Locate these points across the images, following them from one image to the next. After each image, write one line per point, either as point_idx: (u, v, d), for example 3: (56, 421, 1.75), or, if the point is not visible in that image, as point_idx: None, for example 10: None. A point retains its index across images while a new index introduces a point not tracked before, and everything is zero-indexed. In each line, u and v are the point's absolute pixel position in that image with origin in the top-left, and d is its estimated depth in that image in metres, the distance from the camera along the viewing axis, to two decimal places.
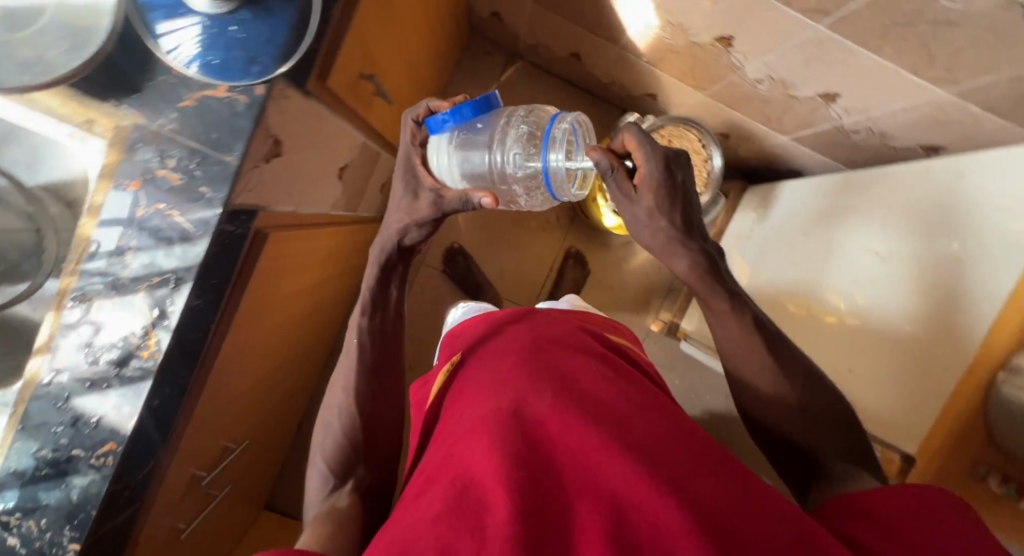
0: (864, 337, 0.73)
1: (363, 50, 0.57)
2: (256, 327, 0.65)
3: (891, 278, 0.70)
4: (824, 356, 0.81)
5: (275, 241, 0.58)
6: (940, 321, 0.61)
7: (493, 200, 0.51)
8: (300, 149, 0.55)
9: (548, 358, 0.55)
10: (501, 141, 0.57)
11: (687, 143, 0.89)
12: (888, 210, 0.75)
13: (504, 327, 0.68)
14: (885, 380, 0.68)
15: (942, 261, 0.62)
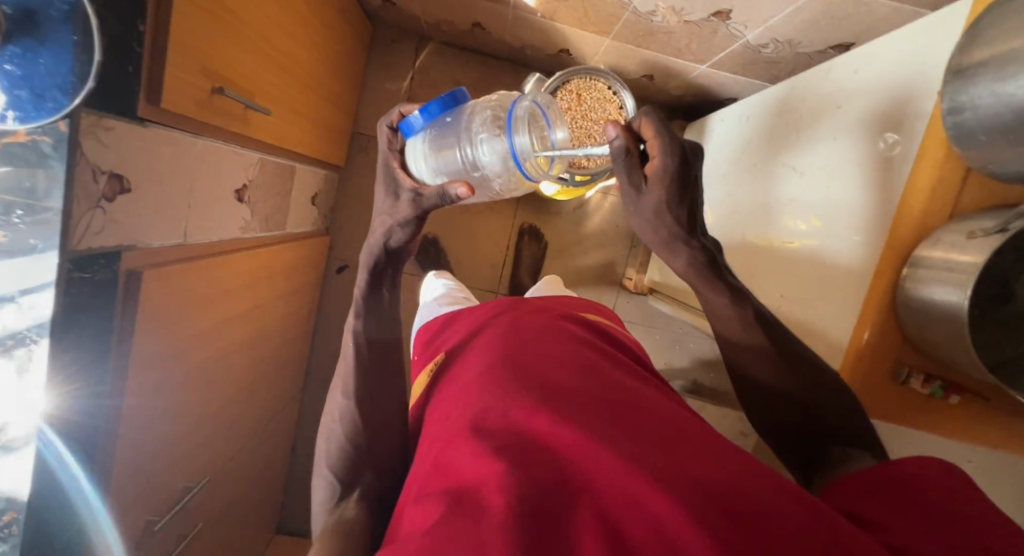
0: (793, 268, 0.62)
1: (207, 65, 0.55)
2: (178, 366, 0.63)
3: (819, 190, 0.60)
4: (757, 296, 0.70)
5: (168, 276, 0.57)
6: (874, 228, 0.50)
7: (468, 188, 0.43)
8: (162, 178, 0.54)
9: (529, 333, 0.47)
10: (476, 132, 0.51)
11: (596, 93, 0.84)
12: (812, 114, 0.65)
13: (475, 316, 0.60)
14: (810, 314, 0.57)
15: (872, 158, 0.52)
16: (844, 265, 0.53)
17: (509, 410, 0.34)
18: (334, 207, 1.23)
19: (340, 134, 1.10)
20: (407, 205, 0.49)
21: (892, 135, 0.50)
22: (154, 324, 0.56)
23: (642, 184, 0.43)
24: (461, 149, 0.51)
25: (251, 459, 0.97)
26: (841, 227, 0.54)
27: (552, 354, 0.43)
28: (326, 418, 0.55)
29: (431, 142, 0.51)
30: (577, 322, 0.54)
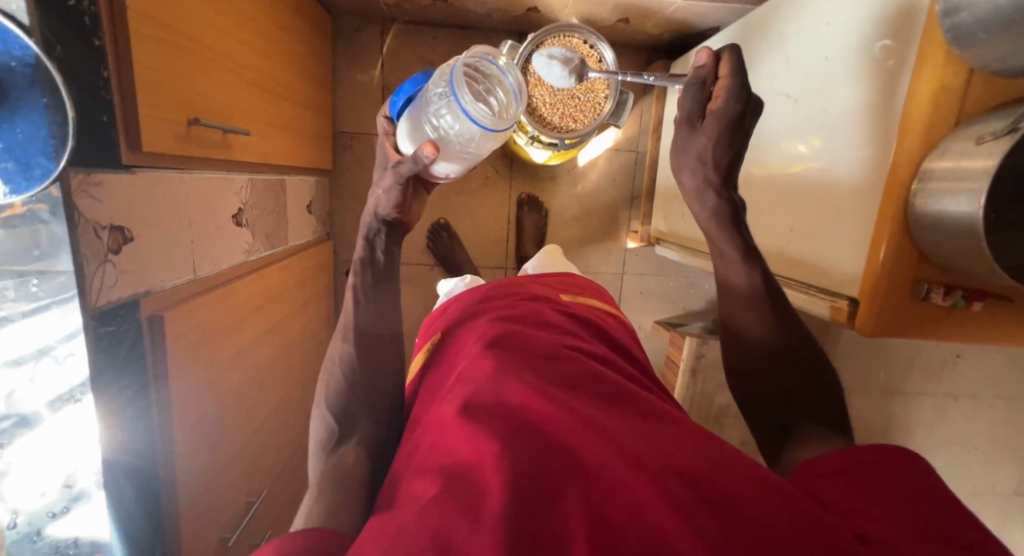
0: (795, 197, 0.61)
1: (176, 96, 0.54)
2: (216, 394, 0.66)
3: (815, 114, 0.58)
4: (756, 227, 0.70)
5: (188, 314, 0.58)
6: (874, 145, 0.49)
7: (432, 148, 0.46)
8: (160, 218, 0.54)
9: (516, 322, 0.48)
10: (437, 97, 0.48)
11: (572, 51, 0.80)
12: (796, 35, 0.63)
13: (463, 306, 0.60)
14: (818, 241, 0.57)
15: (869, 71, 0.50)
16: (849, 186, 0.52)
17: (506, 394, 0.35)
18: (331, 210, 1.22)
19: (323, 136, 1.08)
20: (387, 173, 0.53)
21: (881, 42, 0.48)
22: (183, 362, 0.57)
23: (699, 122, 0.47)
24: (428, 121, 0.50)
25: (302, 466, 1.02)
26: (843, 147, 0.53)
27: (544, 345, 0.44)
28: (326, 370, 0.63)
29: (407, 119, 0.53)
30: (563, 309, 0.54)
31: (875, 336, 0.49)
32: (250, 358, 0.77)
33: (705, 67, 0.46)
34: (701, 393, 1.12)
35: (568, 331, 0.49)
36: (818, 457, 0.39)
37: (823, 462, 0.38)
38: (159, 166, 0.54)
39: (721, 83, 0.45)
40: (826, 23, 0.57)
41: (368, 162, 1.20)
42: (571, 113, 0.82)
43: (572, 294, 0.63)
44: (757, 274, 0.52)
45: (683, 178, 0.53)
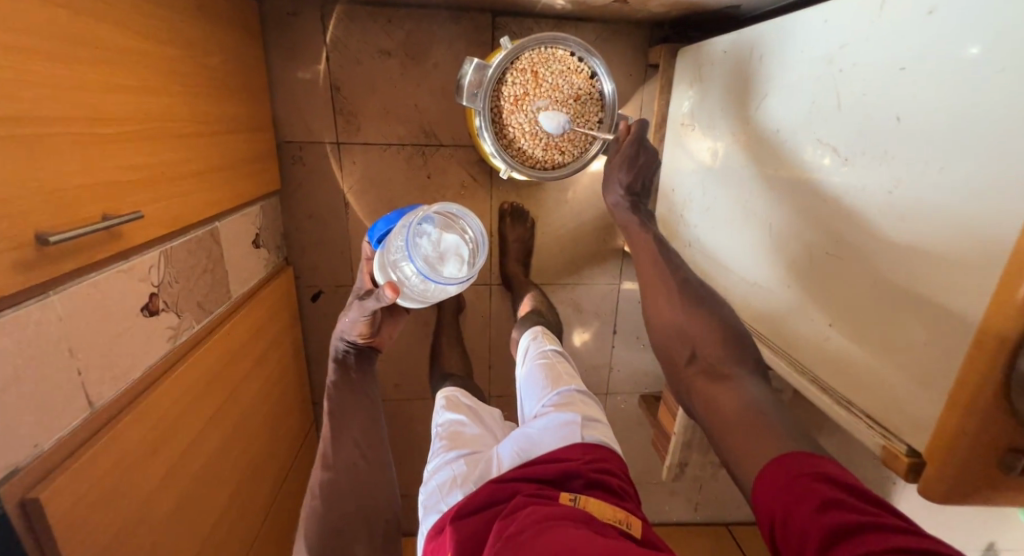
0: (878, 269, 0.50)
1: (13, 210, 0.39)
2: (149, 524, 0.56)
3: (892, 175, 0.48)
4: (818, 308, 0.60)
5: (83, 470, 0.46)
6: (994, 191, 0.39)
7: (391, 289, 0.55)
8: (18, 373, 0.41)
9: (524, 538, 0.39)
10: (396, 250, 0.61)
11: (557, 66, 0.64)
12: (842, 75, 0.53)
13: (465, 519, 0.49)
14: (917, 345, 0.46)
15: (990, 130, 0.39)
16: (966, 245, 0.42)
17: None
18: (286, 232, 1.07)
19: (265, 155, 0.91)
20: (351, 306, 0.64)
21: (969, 50, 0.40)
22: (87, 529, 0.47)
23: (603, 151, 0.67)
24: (391, 268, 0.62)
25: (277, 524, 0.95)
26: (940, 188, 0.43)
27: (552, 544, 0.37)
28: (308, 498, 0.64)
29: (377, 258, 0.64)
30: (568, 511, 0.44)
31: (943, 503, 0.39)
32: (191, 460, 0.66)
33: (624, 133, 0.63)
34: None
35: (565, 528, 0.40)
36: (766, 480, 0.44)
37: (771, 490, 0.43)
38: (6, 307, 0.40)
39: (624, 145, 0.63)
40: (872, 52, 0.49)
41: (324, 177, 1.03)
42: (556, 143, 0.67)
43: (583, 488, 0.51)
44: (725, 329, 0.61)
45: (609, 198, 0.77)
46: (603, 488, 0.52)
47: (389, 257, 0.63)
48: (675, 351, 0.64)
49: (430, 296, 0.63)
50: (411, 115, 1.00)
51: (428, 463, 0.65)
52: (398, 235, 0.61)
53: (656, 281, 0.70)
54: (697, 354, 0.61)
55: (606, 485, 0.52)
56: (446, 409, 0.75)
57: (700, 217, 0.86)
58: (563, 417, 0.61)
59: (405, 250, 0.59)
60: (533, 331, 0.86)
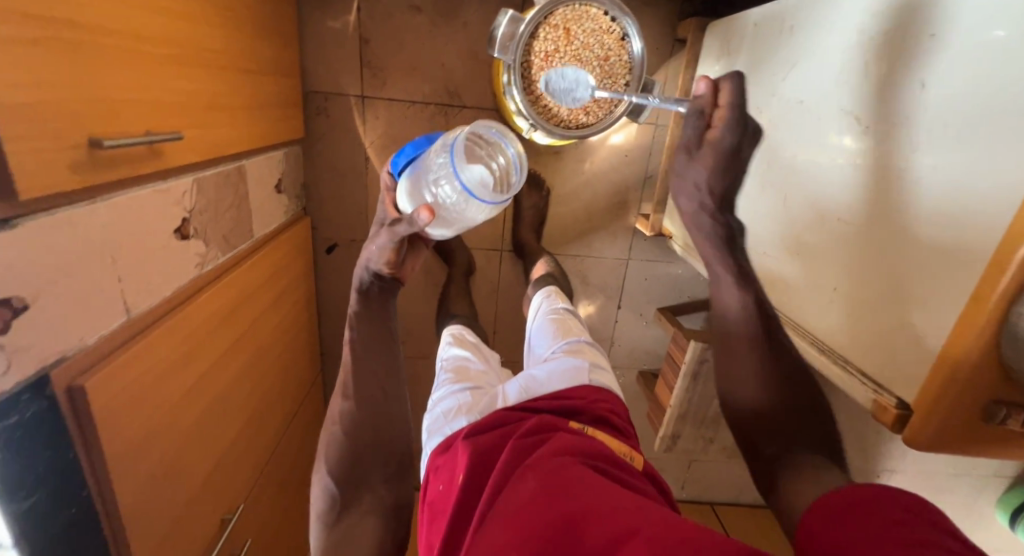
0: (886, 242, 0.53)
1: (68, 111, 0.41)
2: (169, 436, 0.59)
3: (908, 149, 0.50)
4: (827, 277, 0.62)
5: (120, 369, 0.49)
6: (999, 168, 0.41)
7: (429, 212, 0.54)
8: (67, 269, 0.43)
9: (551, 463, 0.43)
10: (437, 168, 0.61)
11: (589, 24, 0.64)
12: (870, 48, 0.54)
13: (480, 432, 0.52)
14: (912, 314, 0.49)
15: (1004, 101, 0.40)
16: (968, 225, 0.43)
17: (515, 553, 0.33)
18: (306, 183, 1.09)
19: (292, 101, 0.93)
20: (381, 233, 0.65)
21: (994, 32, 0.41)
22: (120, 424, 0.50)
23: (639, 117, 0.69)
24: (428, 188, 0.62)
25: (283, 462, 0.99)
26: (952, 166, 0.45)
27: (586, 484, 0.40)
28: (327, 424, 0.68)
29: (407, 181, 0.64)
30: (585, 445, 0.47)
31: (928, 453, 0.42)
32: (210, 383, 0.70)
33: (704, 95, 0.60)
34: (700, 396, 1.07)
35: (592, 466, 0.44)
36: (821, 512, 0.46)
37: (823, 517, 0.45)
38: (58, 205, 0.42)
39: (717, 110, 0.59)
40: (902, 27, 0.50)
41: (346, 129, 1.05)
42: (582, 104, 0.68)
43: (588, 422, 0.55)
44: (748, 301, 0.65)
45: (683, 201, 0.69)
46: (605, 425, 0.56)
47: (427, 175, 0.63)
48: (761, 440, 0.59)
49: (464, 220, 0.63)
50: (436, 74, 1.01)
51: (432, 391, 0.68)
52: (439, 154, 0.61)
53: (713, 263, 0.69)
54: (782, 458, 0.56)
55: (609, 422, 0.56)
56: (452, 345, 0.80)
57: None
58: (572, 362, 0.64)
59: (447, 167, 0.59)
60: (547, 290, 0.89)
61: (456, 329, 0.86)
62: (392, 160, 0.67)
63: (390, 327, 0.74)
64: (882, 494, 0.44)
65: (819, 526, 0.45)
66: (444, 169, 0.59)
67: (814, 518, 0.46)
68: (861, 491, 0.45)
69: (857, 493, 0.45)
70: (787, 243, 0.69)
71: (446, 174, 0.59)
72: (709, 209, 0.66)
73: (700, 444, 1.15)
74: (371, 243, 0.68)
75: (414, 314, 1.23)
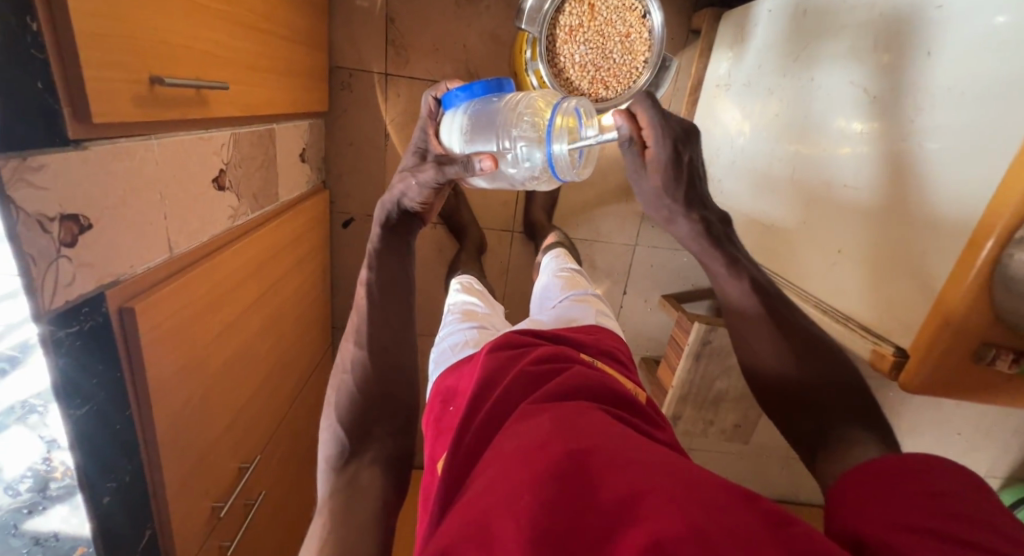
0: (881, 205, 0.56)
1: (134, 48, 0.44)
2: (198, 375, 0.62)
3: (910, 122, 0.52)
4: (828, 242, 0.64)
5: (162, 301, 0.52)
6: (990, 139, 0.44)
7: (492, 161, 0.58)
8: (124, 199, 0.47)
9: (566, 395, 0.47)
10: (518, 123, 0.63)
11: (612, 1, 0.68)
12: (878, 29, 0.57)
13: (501, 351, 0.57)
14: (903, 275, 0.52)
15: (1001, 76, 0.43)
16: (961, 191, 0.46)
17: (534, 463, 0.36)
18: (326, 158, 1.13)
19: (320, 75, 0.96)
20: (428, 169, 0.64)
21: (997, 18, 0.44)
22: (160, 352, 0.53)
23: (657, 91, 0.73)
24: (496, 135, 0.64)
25: (294, 426, 1.02)
26: (947, 129, 0.48)
27: (602, 428, 0.41)
28: (339, 371, 0.72)
29: (468, 116, 0.64)
30: (600, 381, 0.51)
31: (913, 394, 0.45)
32: (235, 332, 0.73)
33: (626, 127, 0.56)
34: (702, 378, 1.10)
35: (605, 405, 0.47)
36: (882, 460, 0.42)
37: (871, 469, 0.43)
38: (121, 137, 0.45)
39: (646, 133, 0.56)
40: (905, 5, 0.53)
41: (369, 106, 1.08)
42: (602, 78, 0.71)
43: (597, 353, 0.60)
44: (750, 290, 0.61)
45: (658, 215, 0.64)
46: (613, 359, 0.61)
47: (499, 122, 0.64)
48: (799, 418, 0.55)
49: (508, 178, 0.67)
50: (458, 55, 1.05)
51: (441, 327, 0.73)
52: (528, 112, 0.63)
53: (704, 262, 0.65)
54: (827, 432, 0.52)
55: (616, 356, 0.61)
56: (460, 291, 0.84)
57: (726, 171, 0.91)
58: (577, 311, 0.70)
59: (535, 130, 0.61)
60: (554, 252, 0.94)
61: (462, 280, 0.91)
62: (447, 94, 0.65)
63: (406, 269, 0.77)
64: (933, 462, 0.40)
65: (848, 490, 0.42)
66: (529, 131, 0.62)
67: (848, 485, 0.43)
68: (910, 459, 0.41)
69: (903, 460, 0.41)
70: (791, 219, 0.72)
71: (528, 136, 0.62)
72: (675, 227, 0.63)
73: (699, 425, 1.18)
74: (411, 177, 0.66)
75: (425, 291, 1.26)
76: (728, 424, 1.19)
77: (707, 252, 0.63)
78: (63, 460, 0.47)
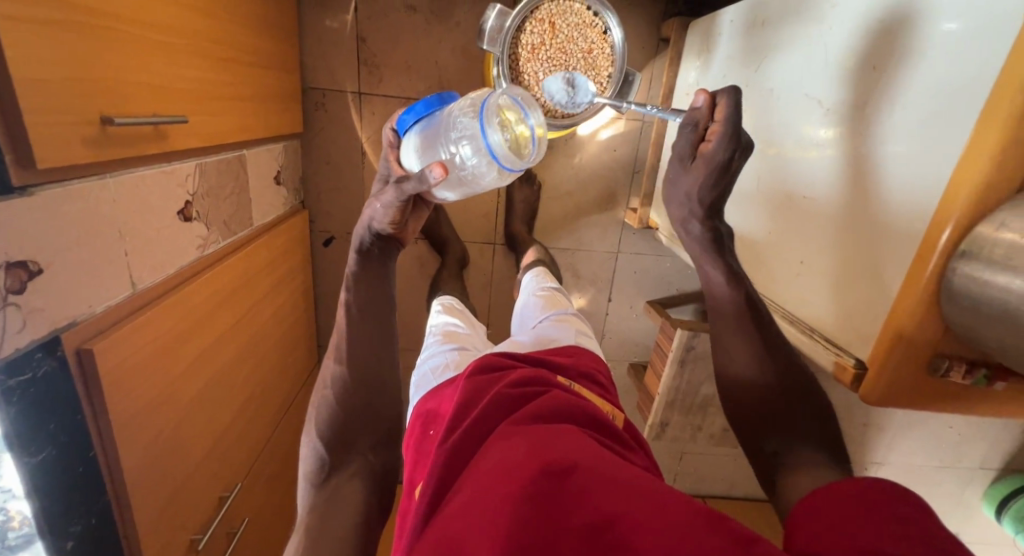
0: (843, 213, 0.55)
1: (82, 89, 0.43)
2: (169, 408, 0.61)
3: (868, 129, 0.52)
4: (793, 253, 0.64)
5: (126, 336, 0.52)
6: (943, 146, 0.44)
7: (442, 168, 0.53)
8: (79, 239, 0.47)
9: (542, 418, 0.47)
10: (461, 127, 0.61)
11: (573, 18, 0.69)
12: (835, 39, 0.57)
13: (478, 374, 0.56)
14: (861, 285, 0.52)
15: (952, 85, 0.43)
16: (914, 201, 0.46)
17: (509, 483, 0.36)
18: (304, 177, 1.13)
19: (292, 97, 0.96)
20: (389, 190, 0.61)
21: (948, 24, 0.44)
22: (126, 389, 0.52)
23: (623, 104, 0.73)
24: (445, 146, 0.62)
25: (278, 448, 1.01)
26: (901, 137, 0.48)
27: (575, 446, 0.41)
28: (320, 386, 0.70)
29: (418, 137, 0.61)
30: (574, 403, 0.51)
31: (877, 406, 0.45)
32: (209, 359, 0.72)
33: (701, 108, 0.57)
34: (687, 383, 1.09)
35: (582, 428, 0.47)
36: (890, 482, 0.40)
37: (859, 478, 0.43)
38: (72, 179, 0.45)
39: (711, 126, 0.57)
40: (860, 14, 0.54)
41: (344, 124, 1.08)
42: (567, 94, 0.72)
43: (574, 376, 0.59)
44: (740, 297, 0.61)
45: (675, 206, 0.66)
46: (592, 380, 0.60)
47: (446, 133, 0.62)
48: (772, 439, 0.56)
49: (470, 184, 0.65)
50: (431, 72, 1.05)
51: (421, 350, 0.72)
52: (466, 116, 0.61)
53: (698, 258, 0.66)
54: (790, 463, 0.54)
55: (595, 378, 0.60)
56: (442, 312, 0.84)
57: None
58: (558, 330, 0.70)
59: (474, 128, 0.59)
60: (535, 270, 0.94)
61: (447, 301, 0.90)
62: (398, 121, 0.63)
63: (387, 291, 0.73)
64: (879, 486, 0.40)
65: (804, 515, 0.42)
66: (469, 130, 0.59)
67: (804, 511, 0.43)
68: (862, 485, 0.41)
69: (856, 487, 0.41)
70: (758, 229, 0.72)
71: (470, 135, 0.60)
72: (698, 217, 0.64)
73: (687, 431, 1.18)
74: (376, 202, 0.66)
75: (410, 306, 1.26)
76: (717, 428, 1.18)
77: (703, 259, 0.65)
78: (19, 509, 0.47)
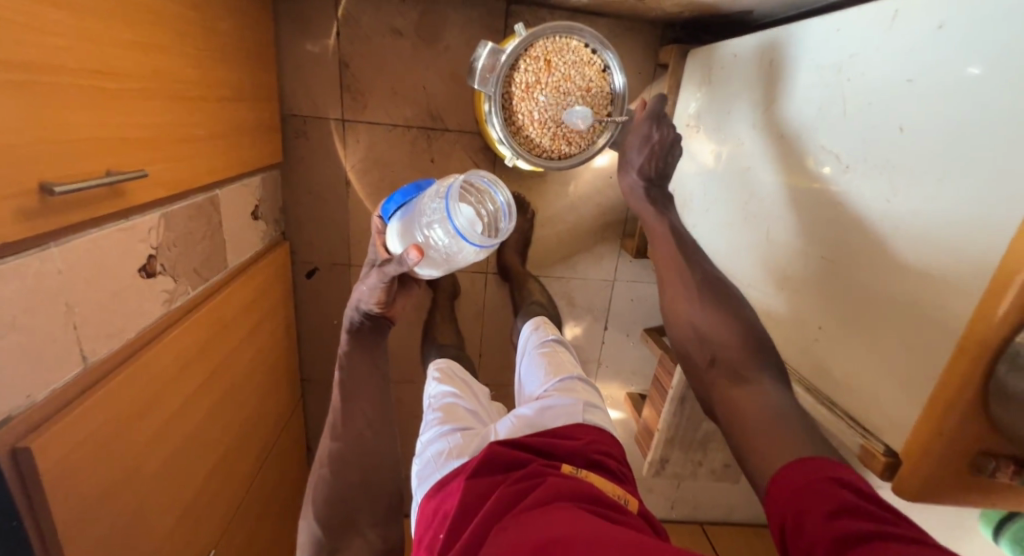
0: (866, 283, 0.52)
1: (20, 157, 0.38)
2: (132, 482, 0.56)
3: (888, 188, 0.49)
4: (810, 316, 0.61)
5: (76, 421, 0.46)
6: (982, 215, 0.40)
7: (418, 251, 0.54)
8: (14, 321, 0.41)
9: (542, 502, 0.43)
10: (430, 212, 0.58)
11: (570, 56, 0.67)
12: (851, 86, 0.54)
13: (480, 470, 0.51)
14: (891, 358, 0.49)
15: (982, 152, 0.40)
16: (945, 274, 0.43)
17: None
18: (286, 207, 1.07)
19: (270, 127, 0.91)
20: (372, 273, 0.63)
21: (972, 70, 0.41)
22: (76, 480, 0.47)
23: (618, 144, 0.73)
24: (420, 230, 0.59)
25: (258, 499, 0.95)
26: (926, 203, 0.45)
27: (571, 522, 0.38)
28: (316, 467, 0.68)
29: (399, 223, 0.61)
30: (580, 486, 0.46)
31: (917, 501, 0.43)
32: (180, 423, 0.66)
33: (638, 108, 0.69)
34: (688, 419, 1.06)
35: (589, 507, 0.43)
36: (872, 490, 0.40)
37: (843, 466, 0.44)
38: (5, 255, 0.39)
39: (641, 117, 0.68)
40: (876, 64, 0.51)
41: (328, 152, 1.03)
42: (564, 134, 0.70)
43: (584, 466, 0.55)
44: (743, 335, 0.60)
45: (625, 181, 0.73)
46: (603, 468, 0.55)
47: (419, 218, 0.59)
48: None
49: (454, 263, 0.60)
50: (418, 98, 1.00)
51: (421, 433, 0.67)
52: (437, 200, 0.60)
53: (670, 264, 0.69)
54: None
55: (606, 466, 0.56)
56: (441, 381, 0.78)
57: (698, 215, 0.86)
58: (566, 402, 0.65)
59: (441, 210, 0.57)
60: (535, 321, 0.90)
61: (444, 363, 0.84)
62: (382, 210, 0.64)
63: (379, 369, 0.74)
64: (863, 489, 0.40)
65: (790, 485, 0.44)
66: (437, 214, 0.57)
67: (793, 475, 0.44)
68: (846, 477, 0.42)
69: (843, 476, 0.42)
70: (769, 277, 0.68)
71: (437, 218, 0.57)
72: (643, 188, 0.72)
73: (688, 467, 1.14)
74: (361, 283, 0.66)
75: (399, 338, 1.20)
76: (718, 464, 1.14)
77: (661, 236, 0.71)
78: None
